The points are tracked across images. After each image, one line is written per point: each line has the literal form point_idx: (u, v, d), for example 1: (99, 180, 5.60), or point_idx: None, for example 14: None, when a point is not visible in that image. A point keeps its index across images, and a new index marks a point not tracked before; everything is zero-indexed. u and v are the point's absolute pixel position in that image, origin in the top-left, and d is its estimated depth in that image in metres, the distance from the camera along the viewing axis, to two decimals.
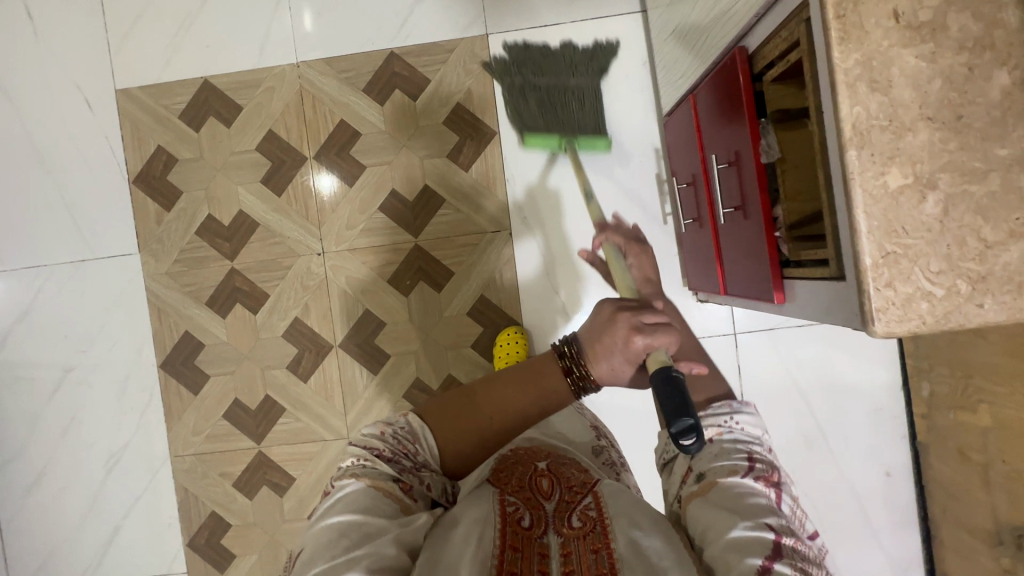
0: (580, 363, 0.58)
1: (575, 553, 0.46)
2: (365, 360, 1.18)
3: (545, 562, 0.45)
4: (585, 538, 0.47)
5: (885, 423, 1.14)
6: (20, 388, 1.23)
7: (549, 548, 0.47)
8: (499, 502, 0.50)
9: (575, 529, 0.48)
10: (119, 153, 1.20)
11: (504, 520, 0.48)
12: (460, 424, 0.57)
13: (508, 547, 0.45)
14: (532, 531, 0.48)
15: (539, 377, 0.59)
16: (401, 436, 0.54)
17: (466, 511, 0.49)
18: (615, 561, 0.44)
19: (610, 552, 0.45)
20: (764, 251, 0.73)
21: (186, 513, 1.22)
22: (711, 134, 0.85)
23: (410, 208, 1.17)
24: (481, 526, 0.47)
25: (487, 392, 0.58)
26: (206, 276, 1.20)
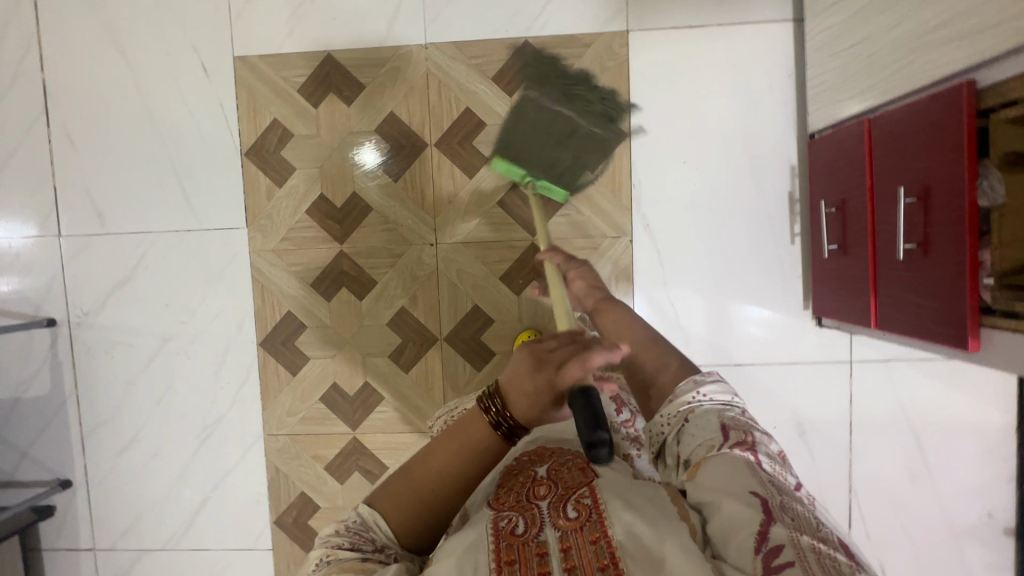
0: (505, 409, 0.55)
1: (575, 546, 0.50)
2: (469, 356, 1.17)
3: (545, 562, 0.49)
4: (582, 529, 0.51)
5: (993, 465, 1.12)
6: (117, 354, 1.22)
7: (547, 546, 0.51)
8: (491, 521, 0.54)
9: (572, 520, 0.52)
10: (232, 123, 1.16)
11: (498, 536, 0.52)
12: (399, 496, 0.56)
13: (504, 562, 0.50)
14: (527, 535, 0.52)
15: (462, 434, 0.56)
16: (356, 528, 0.54)
17: (458, 542, 0.52)
18: (614, 551, 0.48)
19: (608, 541, 0.49)
20: (960, 293, 0.70)
21: (276, 492, 1.22)
22: (893, 164, 0.81)
23: (529, 207, 1.14)
24: (473, 554, 0.50)
25: (424, 463, 0.56)
26: (313, 257, 1.18)
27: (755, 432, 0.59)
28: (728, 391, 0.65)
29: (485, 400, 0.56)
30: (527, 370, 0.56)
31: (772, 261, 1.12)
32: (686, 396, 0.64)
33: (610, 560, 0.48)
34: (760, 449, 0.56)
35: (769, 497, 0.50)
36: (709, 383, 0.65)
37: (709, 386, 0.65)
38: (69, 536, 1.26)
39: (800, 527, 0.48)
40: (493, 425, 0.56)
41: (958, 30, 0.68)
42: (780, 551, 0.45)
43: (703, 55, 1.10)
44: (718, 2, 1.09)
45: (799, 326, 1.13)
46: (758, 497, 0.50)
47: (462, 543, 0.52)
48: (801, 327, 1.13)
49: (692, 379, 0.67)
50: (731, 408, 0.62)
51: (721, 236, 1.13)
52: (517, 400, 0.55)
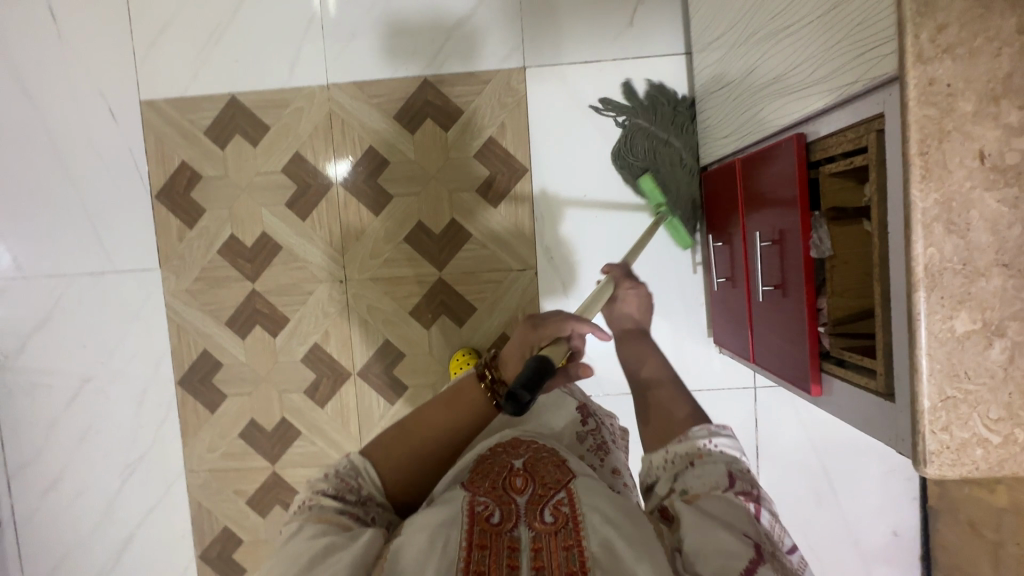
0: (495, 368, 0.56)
1: (546, 549, 0.47)
2: (383, 389, 1.18)
3: (514, 557, 0.46)
4: (556, 534, 0.47)
5: (897, 485, 1.14)
6: (38, 395, 1.24)
7: (519, 543, 0.48)
8: (467, 503, 0.50)
9: (547, 524, 0.49)
10: (142, 166, 1.18)
11: (472, 519, 0.49)
12: (395, 448, 0.55)
13: (475, 546, 0.46)
14: (502, 527, 0.49)
15: (464, 398, 0.55)
16: (344, 474, 0.53)
17: (433, 515, 0.48)
18: (586, 560, 0.45)
19: (581, 549, 0.45)
20: (803, 339, 0.71)
21: (199, 527, 1.24)
22: (755, 207, 0.82)
23: (435, 242, 1.15)
24: (446, 531, 0.47)
25: (422, 417, 0.56)
26: (226, 295, 1.19)
27: (762, 490, 0.53)
28: (740, 448, 0.58)
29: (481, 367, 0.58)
30: (519, 333, 0.59)
31: (675, 291, 1.14)
32: (695, 438, 0.58)
33: (580, 569, 0.44)
34: (763, 503, 0.51)
35: (762, 545, 0.46)
36: (724, 435, 0.57)
37: (723, 439, 0.57)
38: None
39: None
40: (486, 390, 0.55)
41: (789, 83, 0.69)
42: None
43: (600, 89, 1.11)
44: (612, 37, 1.10)
45: (703, 353, 1.15)
46: (752, 544, 0.45)
47: (435, 518, 0.48)
48: (706, 355, 1.15)
49: (706, 425, 0.58)
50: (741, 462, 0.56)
51: None
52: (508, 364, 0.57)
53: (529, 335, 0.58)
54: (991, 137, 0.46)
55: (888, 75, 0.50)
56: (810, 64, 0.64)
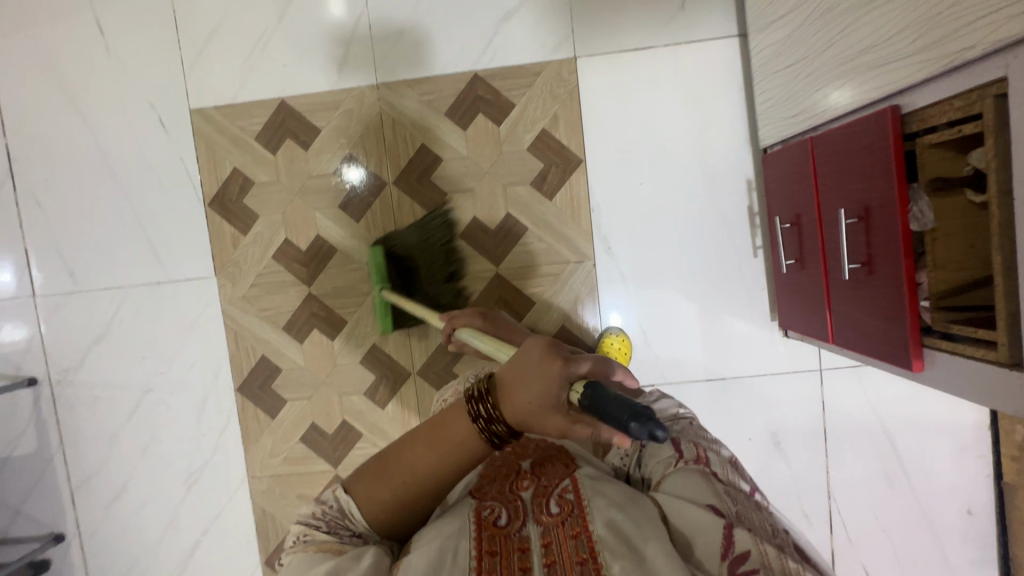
0: (491, 402, 0.49)
1: (556, 540, 0.51)
2: (444, 388, 1.18)
3: (524, 558, 0.50)
4: (563, 525, 0.52)
5: (970, 462, 1.12)
6: (99, 408, 1.24)
7: (528, 543, 0.52)
8: (474, 510, 0.55)
9: (554, 516, 0.53)
10: (193, 175, 1.18)
11: (480, 525, 0.53)
12: (378, 491, 0.53)
13: (485, 553, 0.51)
14: (510, 529, 0.53)
15: (443, 433, 0.52)
16: (331, 514, 0.54)
17: (441, 528, 0.53)
18: (593, 544, 0.48)
19: (588, 534, 0.49)
20: (901, 314, 0.70)
21: (264, 533, 1.24)
22: (834, 185, 0.81)
23: (490, 237, 1.15)
24: (454, 542, 0.51)
25: (400, 456, 0.53)
26: (283, 301, 1.19)
27: (707, 446, 0.58)
28: (675, 409, 0.65)
29: (475, 392, 0.51)
30: (535, 359, 0.48)
31: (737, 276, 1.13)
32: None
33: (588, 553, 0.48)
34: (713, 458, 0.56)
35: (727, 506, 0.49)
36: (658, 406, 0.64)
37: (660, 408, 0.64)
38: None
39: (759, 533, 0.47)
40: (478, 428, 0.50)
41: (880, 54, 0.68)
42: (745, 556, 0.45)
43: (652, 76, 1.10)
44: (662, 23, 1.09)
45: (767, 337, 1.14)
46: (718, 509, 0.49)
47: (445, 530, 0.52)
48: (769, 339, 1.14)
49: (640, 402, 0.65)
50: (681, 425, 0.62)
51: (683, 254, 1.13)
52: (516, 396, 0.48)
53: (555, 370, 0.46)
54: None
55: (1016, 37, 0.49)
56: (907, 34, 0.62)
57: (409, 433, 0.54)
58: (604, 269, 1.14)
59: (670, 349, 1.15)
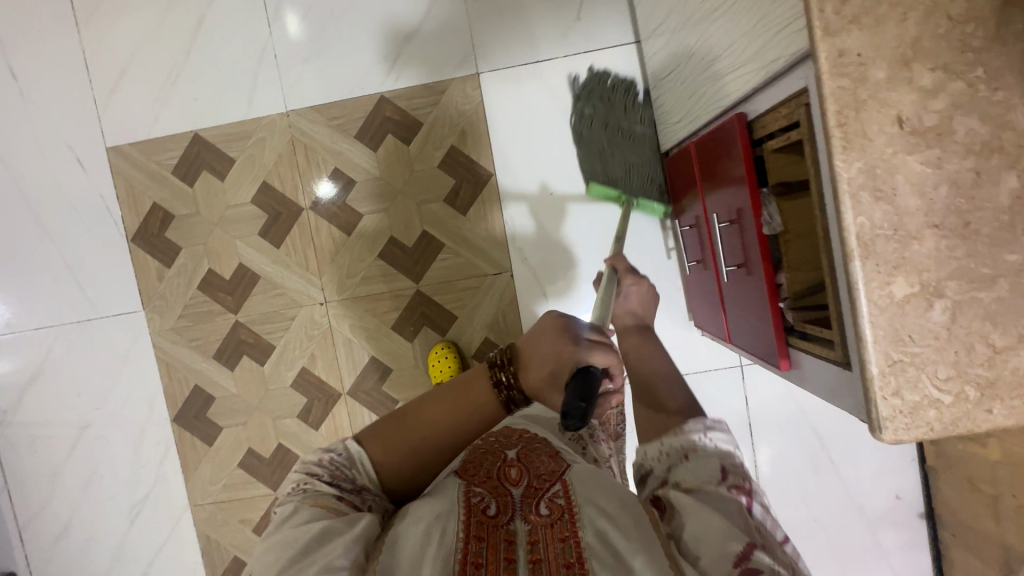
0: (511, 369, 0.56)
1: (543, 541, 0.45)
2: (375, 405, 1.19)
3: (512, 550, 0.45)
4: (553, 526, 0.46)
5: (893, 448, 1.14)
6: (39, 447, 1.26)
7: (515, 536, 0.47)
8: (462, 495, 0.49)
9: (543, 517, 0.47)
10: (114, 211, 1.19)
11: (468, 510, 0.48)
12: (392, 442, 0.55)
13: (471, 538, 0.45)
14: (498, 520, 0.48)
15: (467, 394, 0.56)
16: (339, 462, 0.53)
17: (428, 509, 0.48)
18: (583, 550, 0.43)
19: (578, 541, 0.44)
20: (767, 315, 0.72)
21: (210, 559, 1.26)
22: (712, 190, 0.83)
23: (409, 255, 1.16)
24: (442, 522, 0.46)
25: (420, 409, 0.56)
26: (211, 330, 1.21)
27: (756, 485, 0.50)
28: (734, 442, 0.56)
29: (499, 358, 0.57)
30: (549, 335, 0.56)
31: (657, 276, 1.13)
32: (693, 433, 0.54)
33: (576, 559, 0.43)
34: (758, 496, 0.48)
35: (755, 536, 0.44)
36: (719, 429, 0.55)
37: (719, 433, 0.54)
38: None
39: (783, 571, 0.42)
40: (497, 390, 0.56)
41: (726, 63, 0.69)
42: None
43: (555, 87, 1.12)
44: (561, 34, 1.11)
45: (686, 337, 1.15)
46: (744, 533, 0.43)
47: (432, 510, 0.47)
48: (690, 338, 1.15)
49: (702, 419, 0.56)
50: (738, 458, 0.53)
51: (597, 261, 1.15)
52: (533, 374, 0.55)
53: (568, 352, 0.54)
54: (907, 101, 0.46)
55: (803, 52, 0.51)
56: (739, 43, 0.64)
57: (433, 391, 0.57)
58: (524, 279, 1.15)
59: None
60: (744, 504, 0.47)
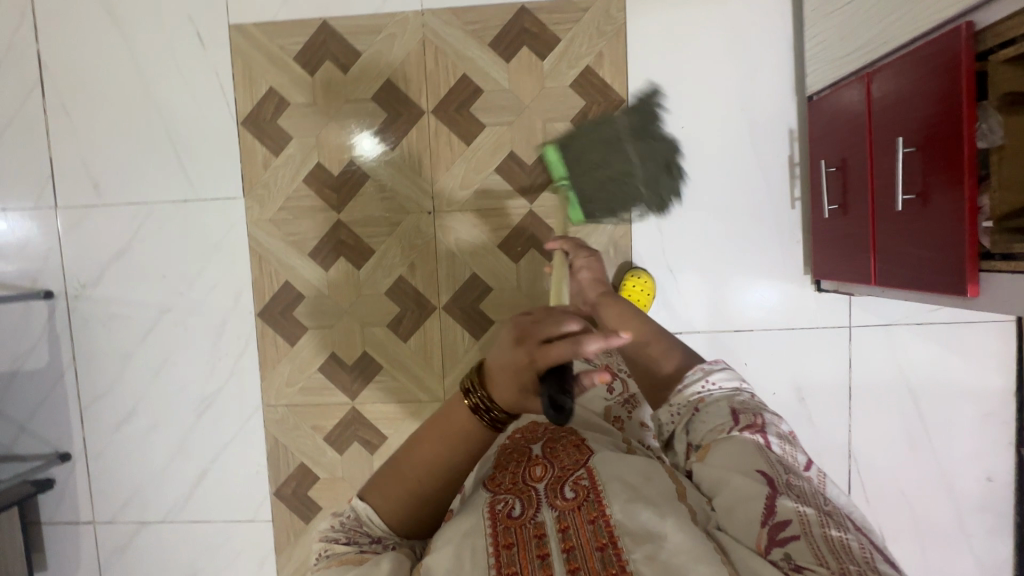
0: (482, 393, 0.53)
1: (573, 525, 0.52)
2: (468, 324, 1.17)
3: (543, 544, 0.51)
4: (579, 509, 0.53)
5: (993, 429, 1.12)
6: (114, 327, 1.22)
7: (544, 528, 0.52)
8: (488, 505, 0.55)
9: (569, 501, 0.54)
10: (228, 92, 1.16)
11: (495, 519, 0.54)
12: (392, 494, 0.57)
13: (502, 545, 0.51)
14: (525, 517, 0.53)
15: (445, 427, 0.56)
16: (349, 523, 0.57)
17: (456, 528, 0.53)
18: (612, 529, 0.50)
19: (606, 521, 0.51)
20: (956, 239, 0.71)
21: (276, 463, 1.22)
22: (891, 117, 0.81)
23: (527, 173, 1.13)
24: (471, 539, 0.52)
25: (409, 454, 0.57)
26: (311, 226, 1.17)
27: (766, 416, 0.60)
28: (734, 377, 0.67)
29: (468, 384, 0.54)
30: (511, 354, 0.51)
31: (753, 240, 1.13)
32: (694, 386, 0.66)
33: (608, 539, 0.50)
34: (769, 430, 0.58)
35: (776, 477, 0.52)
36: (717, 371, 0.66)
37: (717, 374, 0.66)
38: (70, 509, 1.26)
39: (806, 501, 0.51)
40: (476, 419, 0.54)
41: None
42: (786, 525, 0.49)
43: (700, 19, 1.09)
44: None
45: (775, 300, 1.13)
46: (763, 476, 0.52)
47: (461, 528, 0.53)
48: (802, 293, 1.13)
49: (700, 366, 0.68)
50: (739, 392, 0.64)
51: (720, 202, 1.12)
52: (502, 393, 0.53)
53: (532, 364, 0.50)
54: None
55: None
56: None
57: (417, 434, 0.58)
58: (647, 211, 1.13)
59: (688, 301, 1.14)
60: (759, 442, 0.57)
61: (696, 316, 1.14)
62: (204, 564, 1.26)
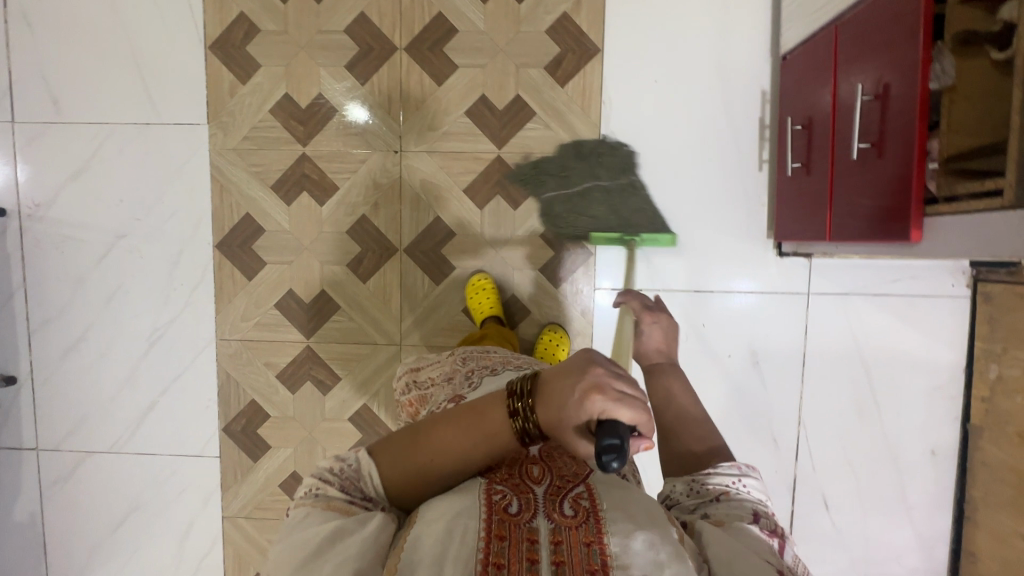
0: (526, 404, 0.49)
1: (567, 542, 0.45)
2: (430, 268, 1.16)
3: (534, 550, 0.44)
4: (577, 529, 0.45)
5: (940, 403, 1.13)
6: (68, 250, 1.19)
7: (537, 536, 0.45)
8: (485, 491, 0.49)
9: (567, 518, 0.47)
10: (196, 14, 1.13)
11: (490, 509, 0.47)
12: (402, 462, 0.50)
13: (494, 536, 0.44)
14: (520, 517, 0.47)
15: (479, 414, 0.51)
16: (349, 470, 0.51)
17: (448, 505, 0.47)
18: (607, 558, 0.42)
19: (603, 546, 0.43)
20: (906, 185, 0.71)
21: (226, 398, 1.21)
22: (855, 66, 0.80)
23: (498, 117, 1.12)
24: (463, 520, 0.45)
25: (433, 432, 0.51)
26: (276, 158, 1.15)
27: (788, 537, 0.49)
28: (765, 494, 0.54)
29: (516, 387, 0.50)
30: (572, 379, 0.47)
31: (711, 215, 1.12)
32: (724, 477, 0.53)
33: (600, 566, 0.42)
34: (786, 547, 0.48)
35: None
36: (753, 477, 0.54)
37: (752, 480, 0.53)
38: (13, 434, 1.24)
39: None
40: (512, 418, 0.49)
41: None
42: None
43: None
44: None
45: (729, 267, 1.13)
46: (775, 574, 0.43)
47: (453, 507, 0.47)
48: (762, 256, 1.13)
49: (737, 464, 0.55)
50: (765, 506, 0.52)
51: (688, 159, 1.11)
52: (548, 412, 0.48)
53: (587, 401, 0.45)
54: None
55: None
56: None
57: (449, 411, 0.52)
58: (614, 163, 1.12)
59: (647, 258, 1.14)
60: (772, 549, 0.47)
61: (656, 272, 1.14)
62: (146, 498, 1.24)
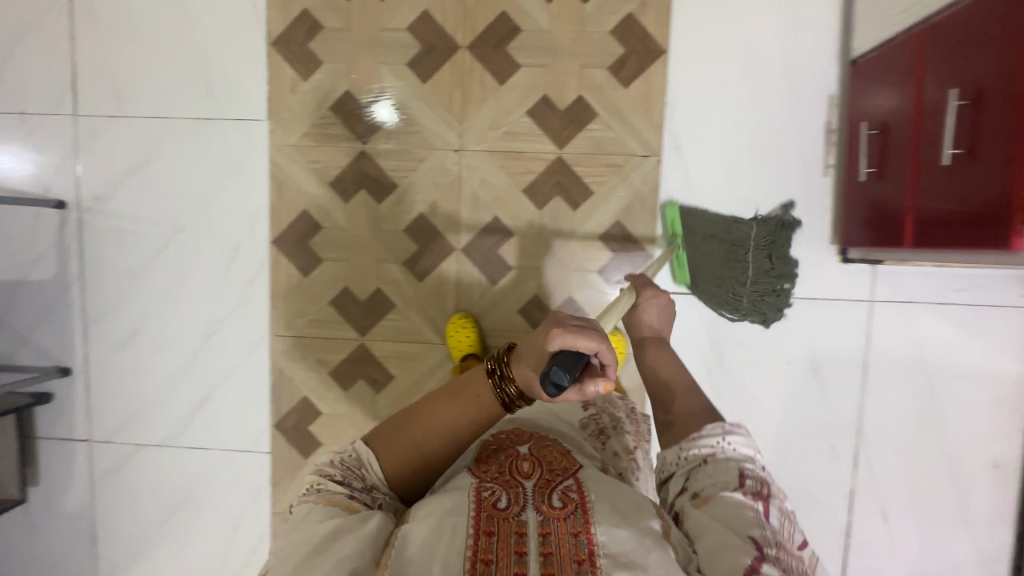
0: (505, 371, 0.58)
1: (555, 533, 0.48)
2: (487, 268, 1.15)
3: (521, 543, 0.47)
4: (564, 521, 0.49)
5: (1004, 415, 1.11)
6: (124, 244, 1.20)
7: (525, 528, 0.49)
8: (473, 489, 0.52)
9: (555, 510, 0.50)
10: (260, 10, 1.13)
11: (478, 505, 0.50)
12: (398, 442, 0.57)
13: (482, 532, 0.47)
14: (508, 511, 0.50)
15: (466, 391, 0.58)
16: (348, 462, 0.55)
17: (438, 503, 0.50)
18: (594, 547, 0.46)
19: (589, 536, 0.47)
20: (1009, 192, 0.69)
21: (278, 395, 1.21)
22: (945, 71, 0.79)
23: (559, 118, 1.11)
24: (452, 517, 0.48)
25: (422, 410, 0.58)
26: (335, 155, 1.15)
27: (774, 487, 0.53)
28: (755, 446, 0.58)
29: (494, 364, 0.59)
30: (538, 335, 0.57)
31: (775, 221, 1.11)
32: (709, 438, 0.58)
33: (587, 556, 0.46)
34: (774, 503, 0.51)
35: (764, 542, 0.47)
36: (737, 432, 0.58)
37: (737, 437, 0.57)
38: (66, 425, 1.24)
39: None
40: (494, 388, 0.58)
41: None
42: None
43: None
44: None
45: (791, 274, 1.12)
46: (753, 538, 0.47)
47: (441, 505, 0.50)
48: (824, 262, 1.11)
49: (721, 422, 0.59)
50: (754, 461, 0.56)
51: (751, 163, 1.10)
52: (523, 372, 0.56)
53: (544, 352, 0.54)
54: None
55: None
56: None
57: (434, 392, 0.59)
58: (676, 165, 1.11)
59: None
60: (757, 511, 0.50)
61: None
62: (195, 493, 1.24)
